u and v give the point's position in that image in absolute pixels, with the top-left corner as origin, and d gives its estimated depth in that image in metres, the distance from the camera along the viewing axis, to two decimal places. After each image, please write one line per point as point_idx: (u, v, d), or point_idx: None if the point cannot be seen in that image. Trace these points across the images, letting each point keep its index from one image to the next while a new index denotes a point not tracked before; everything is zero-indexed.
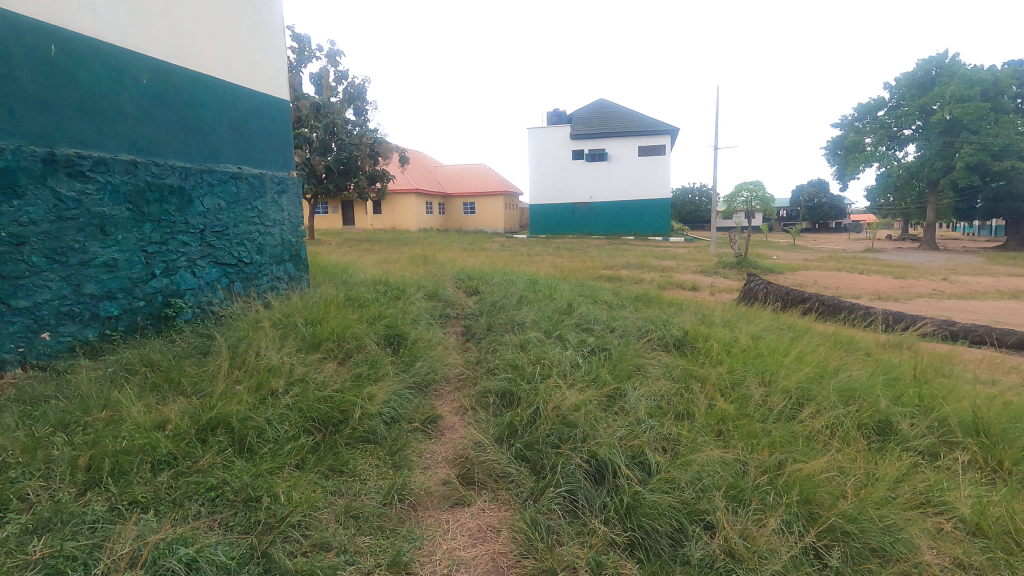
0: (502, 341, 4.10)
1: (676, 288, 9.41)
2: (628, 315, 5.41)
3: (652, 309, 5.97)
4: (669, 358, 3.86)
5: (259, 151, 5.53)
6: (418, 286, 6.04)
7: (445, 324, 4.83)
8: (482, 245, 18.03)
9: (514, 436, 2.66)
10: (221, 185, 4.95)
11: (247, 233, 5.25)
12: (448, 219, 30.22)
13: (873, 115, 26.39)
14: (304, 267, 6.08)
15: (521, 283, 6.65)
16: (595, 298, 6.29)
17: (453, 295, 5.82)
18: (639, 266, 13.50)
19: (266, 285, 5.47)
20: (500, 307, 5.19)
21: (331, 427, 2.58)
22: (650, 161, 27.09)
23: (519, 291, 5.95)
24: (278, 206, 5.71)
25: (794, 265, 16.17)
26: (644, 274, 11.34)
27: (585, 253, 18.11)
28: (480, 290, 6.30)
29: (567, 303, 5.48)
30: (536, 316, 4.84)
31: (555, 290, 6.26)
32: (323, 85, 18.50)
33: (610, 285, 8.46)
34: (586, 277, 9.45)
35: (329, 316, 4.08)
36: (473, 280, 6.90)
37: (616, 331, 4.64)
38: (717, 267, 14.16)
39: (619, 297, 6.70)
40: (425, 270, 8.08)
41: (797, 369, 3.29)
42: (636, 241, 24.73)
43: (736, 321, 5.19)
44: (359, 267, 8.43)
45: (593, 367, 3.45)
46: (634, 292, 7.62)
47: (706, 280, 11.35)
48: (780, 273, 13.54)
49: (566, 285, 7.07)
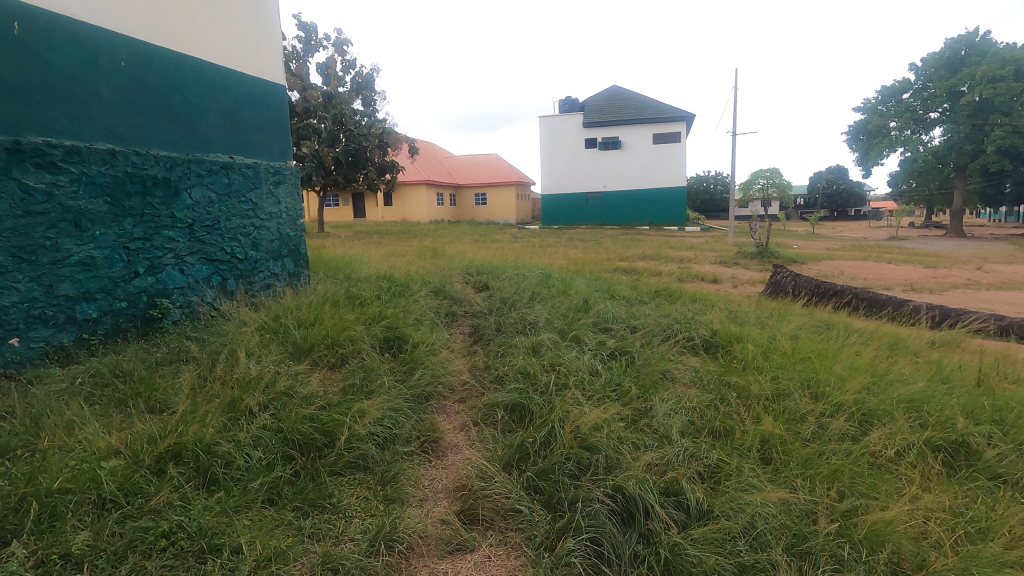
0: (512, 345, 3.73)
1: (696, 281, 8.96)
2: (649, 313, 5.01)
3: (674, 305, 5.57)
4: (698, 363, 3.47)
5: (254, 139, 5.18)
6: (424, 282, 5.71)
7: (451, 325, 4.46)
8: (493, 237, 17.66)
9: (526, 461, 2.30)
10: (211, 176, 4.62)
11: (240, 228, 4.93)
12: (459, 210, 29.88)
13: (897, 98, 25.45)
14: (303, 263, 5.76)
15: (534, 277, 6.26)
16: (612, 294, 5.88)
17: (461, 292, 5.46)
18: (656, 258, 13.03)
19: (262, 283, 5.16)
20: (511, 304, 4.82)
21: (313, 452, 2.23)
22: (665, 148, 26.42)
23: (530, 286, 5.57)
24: (274, 198, 5.37)
25: (817, 255, 15.58)
26: (662, 266, 10.89)
27: (599, 244, 17.66)
28: (490, 286, 5.93)
29: (583, 300, 5.08)
30: (550, 314, 4.46)
31: (570, 285, 5.87)
32: (330, 75, 18.15)
33: (628, 278, 8.05)
34: (602, 270, 9.05)
35: (325, 318, 3.75)
36: (482, 275, 6.52)
37: (637, 331, 4.25)
38: (737, 258, 13.63)
39: (639, 293, 6.29)
40: (432, 264, 7.72)
41: (849, 379, 2.89)
42: (651, 231, 24.17)
43: (769, 318, 4.75)
44: (364, 261, 8.10)
45: (615, 375, 3.08)
46: (653, 286, 7.21)
47: (727, 272, 10.87)
48: (803, 264, 12.97)
49: (582, 279, 6.67)
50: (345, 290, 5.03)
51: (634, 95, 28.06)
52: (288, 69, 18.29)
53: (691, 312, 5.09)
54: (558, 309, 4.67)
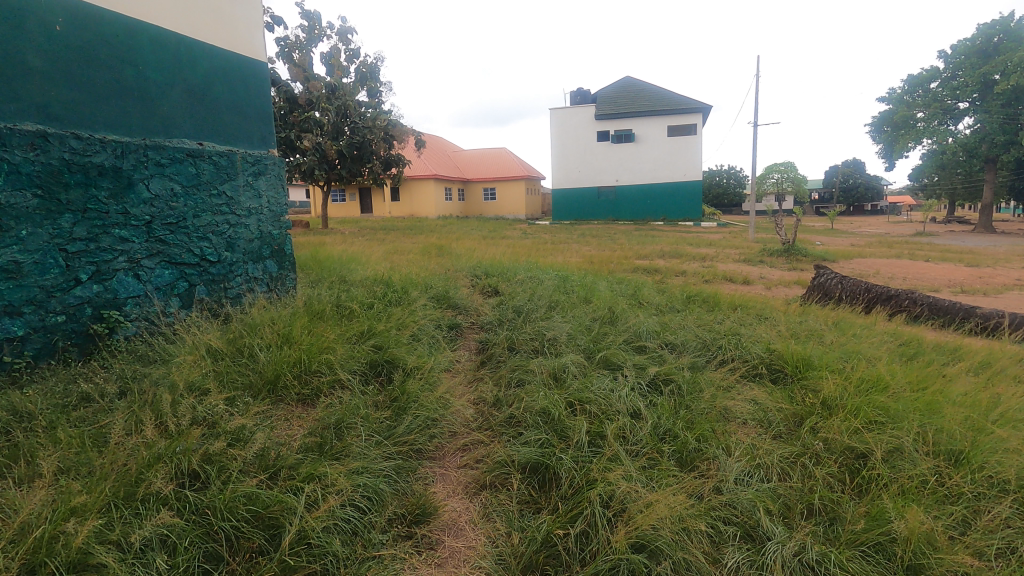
0: (528, 371, 3.06)
1: (724, 282, 8.21)
2: (687, 324, 4.29)
3: (712, 313, 4.85)
4: (763, 396, 2.77)
5: (228, 123, 4.48)
6: (427, 287, 5.05)
7: (455, 341, 3.77)
8: (502, 233, 16.93)
9: (554, 566, 1.61)
10: (174, 165, 3.95)
11: (212, 227, 4.26)
12: (467, 205, 29.22)
13: (925, 87, 24.38)
14: (289, 265, 5.10)
15: (550, 280, 5.57)
16: (639, 301, 5.18)
17: (468, 298, 4.79)
18: (675, 255, 12.28)
19: (239, 289, 4.50)
20: (526, 315, 4.13)
21: (249, 554, 1.55)
22: (680, 141, 25.52)
23: (547, 291, 4.88)
24: (254, 190, 4.69)
25: (847, 252, 14.72)
26: (684, 265, 10.13)
27: (613, 240, 16.90)
28: (501, 291, 5.24)
29: (609, 308, 4.37)
30: (572, 328, 3.76)
31: (592, 289, 5.17)
32: (334, 65, 17.48)
33: (651, 279, 7.34)
34: (621, 270, 8.32)
35: (301, 339, 3.09)
36: (491, 277, 5.84)
37: (676, 351, 3.55)
38: (762, 255, 12.83)
39: (669, 298, 5.58)
40: (436, 264, 7.04)
41: (980, 434, 2.19)
42: (666, 227, 23.33)
43: (830, 332, 4.04)
44: (363, 261, 7.43)
45: (662, 419, 2.39)
46: (682, 289, 6.48)
47: (756, 271, 10.10)
48: (834, 262, 12.14)
49: (603, 282, 5.96)
50: (335, 298, 4.38)
51: (647, 86, 27.15)
52: (291, 60, 17.66)
53: (735, 323, 4.37)
54: (580, 320, 3.98)
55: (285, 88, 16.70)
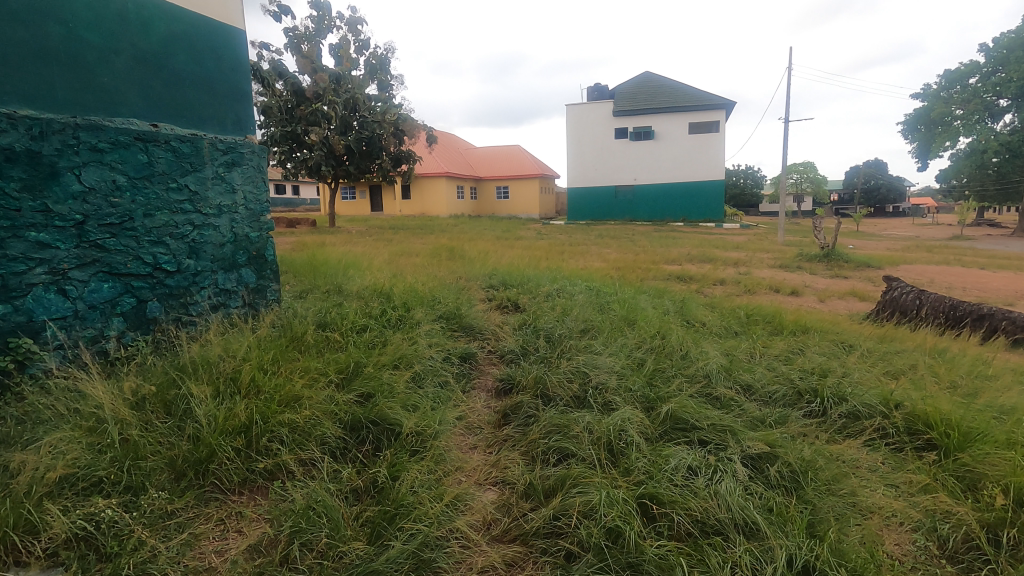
0: (570, 436, 2.23)
1: (768, 293, 7.28)
2: (757, 355, 3.45)
3: (781, 338, 3.98)
4: (916, 492, 1.92)
5: (192, 101, 3.64)
6: (436, 302, 4.25)
7: (469, 381, 2.97)
8: (516, 233, 16.07)
9: None
10: (118, 151, 3.13)
11: (170, 228, 3.44)
12: (480, 204, 28.43)
13: (963, 82, 23.15)
14: (271, 274, 4.26)
15: (582, 293, 4.71)
16: (689, 320, 4.31)
17: (484, 319, 3.95)
18: (705, 259, 11.37)
19: (206, 304, 3.68)
20: (557, 342, 3.32)
21: None
22: (702, 138, 24.48)
23: (582, 309, 4.02)
24: (226, 183, 3.85)
25: (889, 257, 13.67)
26: (718, 271, 9.19)
27: (633, 242, 15.96)
28: (523, 308, 4.40)
29: (661, 335, 3.51)
30: (618, 364, 2.93)
31: (631, 305, 4.33)
32: (342, 56, 16.74)
33: (689, 290, 6.48)
34: (653, 278, 7.45)
35: (265, 388, 2.29)
36: (510, 289, 5.01)
37: (761, 403, 2.68)
38: (797, 260, 11.84)
39: (722, 316, 4.69)
40: (446, 272, 6.20)
41: None
42: (687, 228, 22.35)
43: (950, 371, 3.15)
44: (364, 266, 6.63)
45: (791, 543, 1.55)
46: (729, 304, 5.59)
47: (798, 279, 9.11)
48: (879, 268, 11.13)
49: (640, 296, 5.10)
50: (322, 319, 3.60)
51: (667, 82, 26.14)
52: (299, 51, 16.94)
53: (814, 353, 3.51)
54: (626, 352, 3.14)
55: (291, 81, 16.00)
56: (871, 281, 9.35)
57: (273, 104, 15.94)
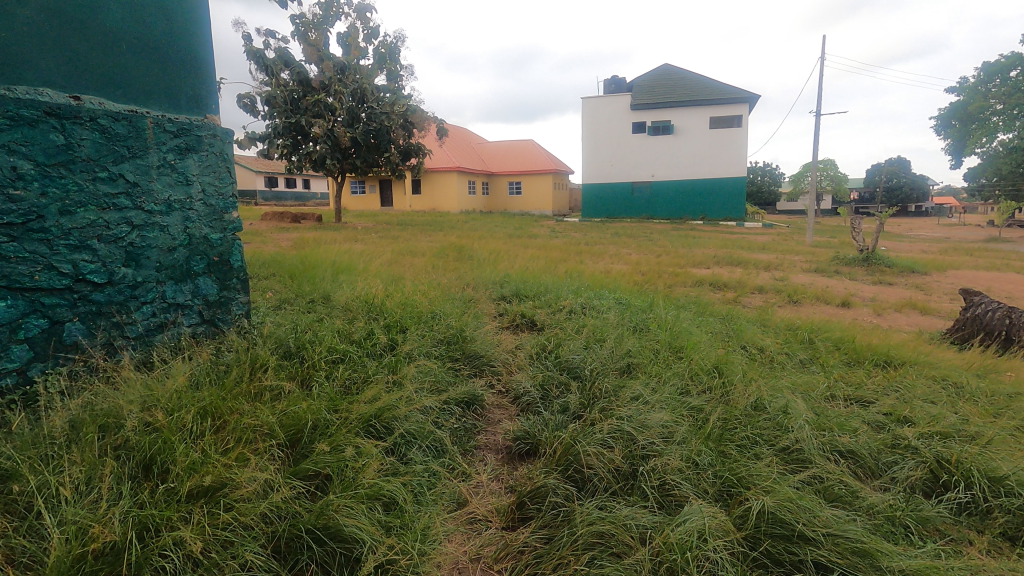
0: (620, 562, 1.48)
1: (814, 305, 6.44)
2: (842, 402, 2.69)
3: (862, 371, 3.21)
4: None
5: (131, 71, 2.91)
6: (437, 319, 3.54)
7: (472, 440, 2.25)
8: (530, 232, 15.27)
9: None
10: (20, 129, 2.40)
11: (97, 229, 2.71)
12: (492, 200, 27.70)
13: (1004, 75, 21.91)
14: (239, 283, 3.53)
15: (612, 308, 3.94)
16: (745, 346, 3.52)
17: (493, 345, 3.22)
18: (734, 262, 10.53)
19: (150, 323, 2.96)
20: (586, 382, 2.59)
21: None
22: (723, 133, 23.49)
23: (615, 333, 3.25)
24: (178, 173, 3.12)
25: (931, 261, 12.70)
26: (752, 276, 8.36)
27: (653, 242, 15.11)
28: (541, 327, 3.68)
29: (721, 373, 2.74)
30: (672, 420, 2.19)
31: (673, 325, 3.59)
32: (350, 45, 16.03)
33: (728, 301, 5.71)
34: (683, 286, 6.68)
35: (170, 475, 1.57)
36: (525, 302, 4.25)
37: (879, 492, 1.91)
38: (833, 264, 10.95)
39: (781, 338, 3.89)
40: (451, 277, 5.45)
41: None
42: (707, 227, 21.44)
43: None
44: (361, 269, 5.90)
45: None
46: (780, 320, 4.78)
47: (841, 287, 8.25)
48: (925, 274, 10.21)
49: (678, 312, 4.32)
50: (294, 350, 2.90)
51: (688, 75, 25.15)
52: (306, 39, 16.23)
53: (914, 397, 2.75)
54: (682, 402, 2.39)
55: (297, 70, 15.34)
56: (921, 290, 8.48)
57: (277, 94, 15.27)
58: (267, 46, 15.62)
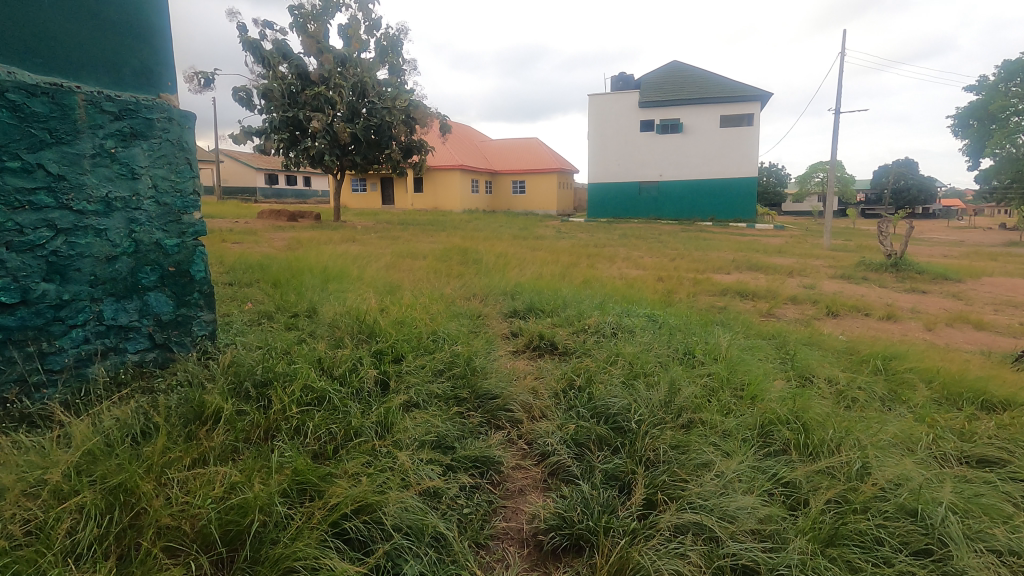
0: None
1: (855, 318, 5.84)
2: (958, 466, 2.10)
3: (963, 416, 2.60)
4: None
5: (55, 36, 2.31)
6: (439, 342, 2.95)
7: (487, 529, 1.66)
8: (536, 232, 14.71)
9: None
10: None
11: (5, 234, 2.13)
12: (495, 199, 27.09)
13: None
14: (202, 298, 2.91)
15: (647, 330, 3.34)
16: (811, 380, 2.92)
17: (509, 380, 2.62)
18: (755, 267, 9.90)
19: (79, 350, 2.37)
20: (631, 441, 2.01)
21: None
22: (734, 132, 22.82)
23: (657, 367, 2.66)
24: (121, 164, 2.52)
25: (960, 267, 12.02)
26: (779, 283, 7.74)
27: (663, 244, 14.50)
28: (563, 352, 3.11)
29: (803, 425, 2.14)
30: (761, 508, 1.60)
31: (722, 351, 2.98)
32: (351, 36, 15.42)
33: (765, 316, 5.10)
34: (710, 296, 6.07)
35: None
36: (542, 320, 3.65)
37: None
38: (859, 270, 10.32)
39: (847, 365, 3.28)
40: (456, 286, 4.86)
41: None
42: (717, 228, 20.82)
43: None
44: (354, 275, 5.30)
45: None
46: (833, 339, 4.17)
47: (876, 296, 7.62)
48: (958, 281, 9.58)
49: (720, 331, 3.71)
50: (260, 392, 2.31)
51: (698, 72, 24.47)
52: (306, 31, 15.61)
53: None
54: (763, 477, 1.80)
55: (295, 62, 14.75)
56: (961, 300, 7.84)
57: (275, 87, 14.67)
58: (265, 38, 15.01)
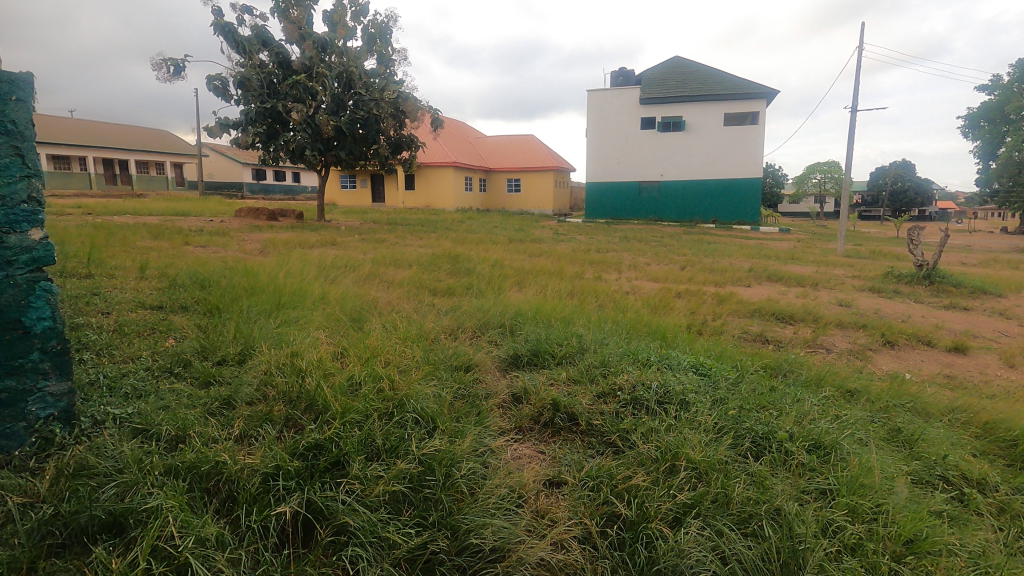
0: None
1: (917, 349, 4.90)
2: None
3: None
4: None
5: None
6: (404, 427, 1.97)
7: None
8: (533, 235, 13.71)
9: None
10: None
11: None
12: (489, 197, 26.10)
13: None
14: (50, 362, 1.92)
15: (706, 398, 2.37)
16: (961, 495, 1.96)
17: (513, 502, 1.66)
18: (776, 278, 8.96)
19: None
20: None
21: None
22: (738, 131, 21.88)
23: (747, 484, 1.70)
24: None
25: (990, 277, 11.10)
26: (813, 300, 6.79)
27: (669, 248, 13.55)
28: (589, 436, 2.14)
29: None
30: None
31: (826, 440, 2.01)
32: (335, 22, 14.32)
33: (822, 353, 4.12)
34: (743, 322, 5.09)
35: None
36: (554, 373, 2.68)
37: None
38: (888, 282, 9.38)
39: (986, 454, 2.33)
40: (441, 314, 3.87)
41: None
42: (720, 230, 19.92)
43: None
44: (315, 296, 4.30)
45: None
46: (931, 392, 3.20)
47: (922, 317, 6.69)
48: (1000, 297, 8.65)
49: (793, 389, 2.74)
50: (85, 556, 1.35)
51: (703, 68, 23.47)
52: (287, 16, 14.47)
53: None
54: None
55: (275, 50, 13.65)
56: (1016, 321, 6.91)
57: (252, 75, 13.57)
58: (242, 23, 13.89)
